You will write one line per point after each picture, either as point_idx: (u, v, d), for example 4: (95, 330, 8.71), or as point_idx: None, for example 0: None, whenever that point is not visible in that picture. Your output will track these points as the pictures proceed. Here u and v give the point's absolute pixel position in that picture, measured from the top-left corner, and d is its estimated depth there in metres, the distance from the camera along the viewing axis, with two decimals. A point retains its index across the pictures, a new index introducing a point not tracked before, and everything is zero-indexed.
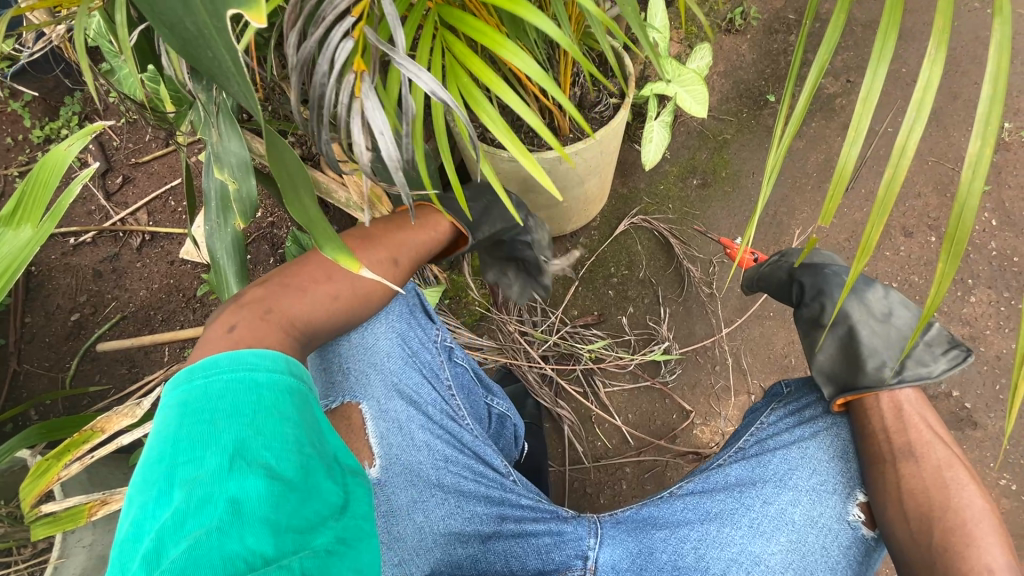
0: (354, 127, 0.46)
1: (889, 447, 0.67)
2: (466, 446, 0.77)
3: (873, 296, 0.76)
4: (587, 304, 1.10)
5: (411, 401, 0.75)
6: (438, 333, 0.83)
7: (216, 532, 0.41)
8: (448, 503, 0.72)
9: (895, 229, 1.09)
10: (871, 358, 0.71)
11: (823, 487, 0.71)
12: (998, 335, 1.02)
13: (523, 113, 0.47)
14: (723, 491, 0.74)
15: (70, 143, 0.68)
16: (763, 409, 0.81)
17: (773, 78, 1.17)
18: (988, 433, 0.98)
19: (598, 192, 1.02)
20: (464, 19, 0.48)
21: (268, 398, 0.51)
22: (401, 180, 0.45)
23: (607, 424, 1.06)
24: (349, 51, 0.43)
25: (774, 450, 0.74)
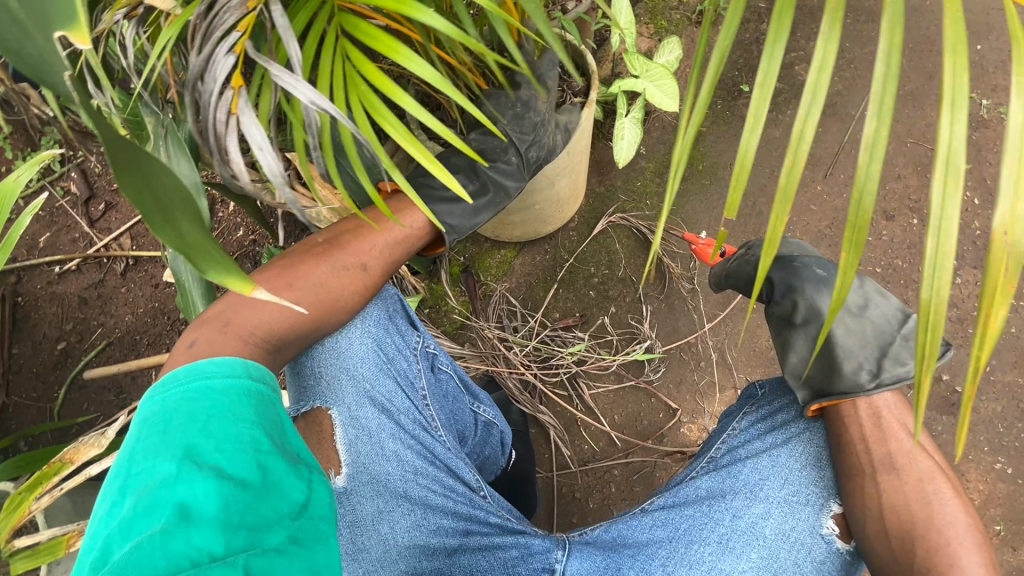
0: (232, 144, 0.46)
1: (869, 459, 0.66)
2: (437, 458, 0.74)
3: (848, 289, 0.74)
4: (568, 306, 1.09)
5: (383, 409, 0.73)
6: (419, 340, 0.81)
7: (159, 534, 0.39)
8: (414, 515, 0.70)
9: (877, 213, 1.07)
10: (845, 357, 0.70)
11: (795, 498, 0.70)
12: None
13: (422, 121, 0.47)
14: (692, 506, 0.73)
15: (20, 173, 0.67)
16: (736, 413, 0.80)
17: (746, 68, 1.16)
18: (981, 417, 0.96)
19: (570, 193, 1.01)
20: (363, 30, 0.48)
21: (225, 403, 0.51)
22: (284, 193, 0.45)
23: (593, 428, 1.04)
24: (229, 67, 0.44)
25: (744, 460, 0.73)
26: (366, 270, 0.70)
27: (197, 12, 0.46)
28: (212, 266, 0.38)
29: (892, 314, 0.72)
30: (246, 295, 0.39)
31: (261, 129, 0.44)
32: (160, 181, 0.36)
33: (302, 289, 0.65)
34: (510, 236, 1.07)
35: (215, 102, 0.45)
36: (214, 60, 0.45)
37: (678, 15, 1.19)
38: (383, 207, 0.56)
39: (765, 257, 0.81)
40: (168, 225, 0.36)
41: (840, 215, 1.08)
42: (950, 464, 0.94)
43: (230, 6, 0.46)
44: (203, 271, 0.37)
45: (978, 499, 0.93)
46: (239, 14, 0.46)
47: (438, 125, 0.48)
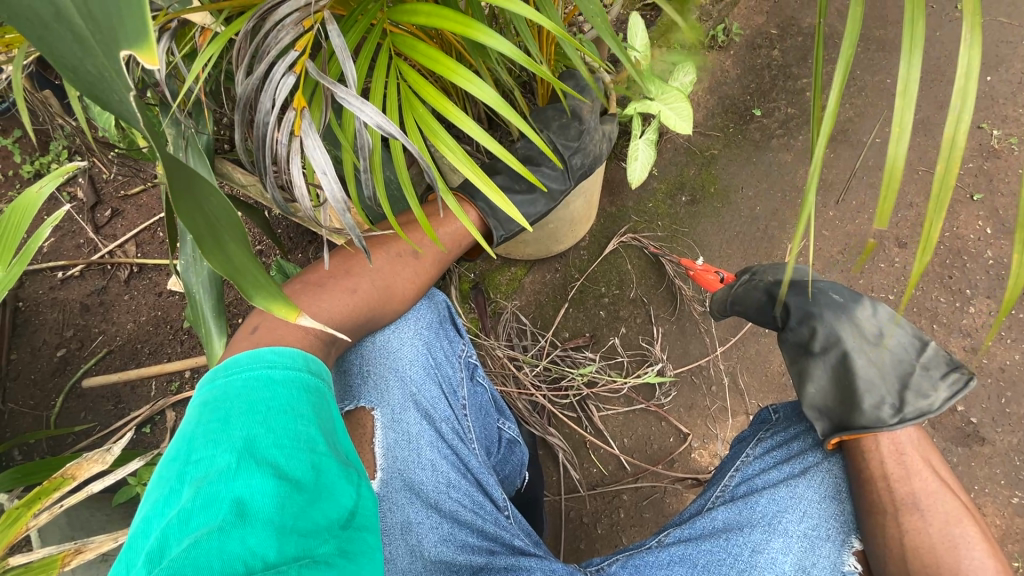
0: (294, 166, 0.45)
1: (891, 497, 0.64)
2: (469, 472, 0.72)
3: (863, 315, 0.74)
4: (578, 326, 1.08)
5: (426, 415, 0.72)
6: (464, 348, 0.80)
7: (216, 532, 0.39)
8: (441, 528, 0.68)
9: (889, 240, 1.07)
10: (864, 388, 0.69)
11: (815, 533, 0.68)
12: (1001, 346, 0.98)
13: (482, 141, 0.46)
14: (709, 540, 0.70)
15: (42, 183, 0.67)
16: (749, 439, 0.78)
17: (757, 93, 1.17)
18: (996, 449, 0.94)
19: (585, 213, 1.01)
20: (419, 48, 0.47)
21: (284, 395, 0.51)
22: (349, 219, 0.44)
23: (602, 451, 1.02)
24: (289, 87, 0.43)
25: (762, 491, 0.70)
26: (416, 256, 0.73)
27: (244, 30, 0.45)
28: (258, 292, 0.38)
29: (910, 341, 0.72)
30: (290, 322, 0.39)
31: (325, 152, 0.43)
32: (213, 204, 0.34)
33: (359, 277, 0.68)
34: (522, 254, 1.06)
35: (273, 125, 0.44)
36: (270, 80, 0.43)
37: (690, 39, 1.20)
38: (428, 226, 0.54)
39: (779, 284, 0.80)
40: (217, 250, 0.34)
41: (852, 241, 1.09)
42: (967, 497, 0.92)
43: (286, 24, 0.44)
44: (251, 297, 0.37)
45: (997, 534, 0.91)
46: (294, 32, 0.44)
47: (499, 148, 0.47)
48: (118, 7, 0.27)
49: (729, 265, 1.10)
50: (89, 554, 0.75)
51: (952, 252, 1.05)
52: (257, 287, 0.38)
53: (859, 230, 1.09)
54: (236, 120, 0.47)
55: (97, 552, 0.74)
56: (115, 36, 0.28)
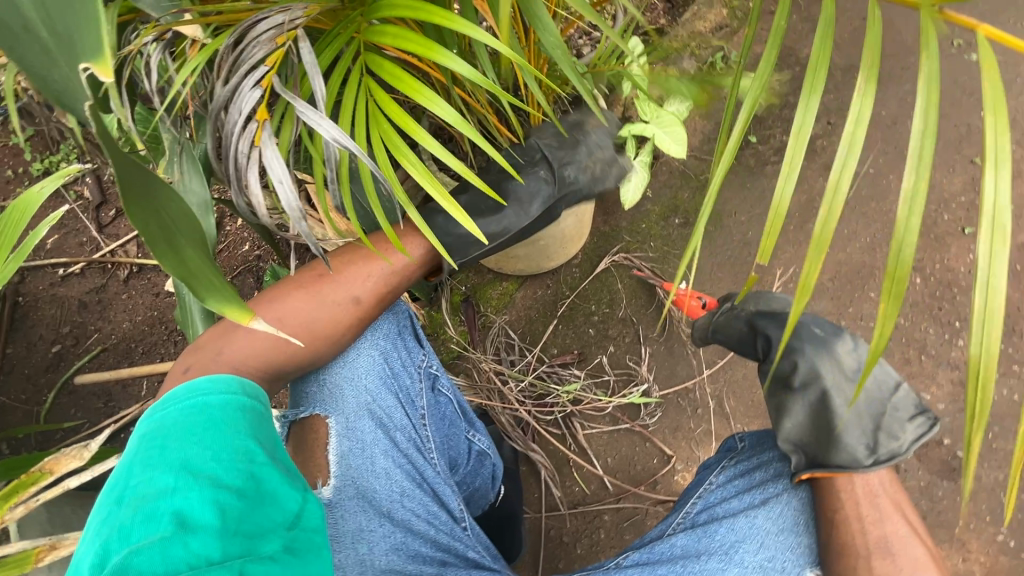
0: (253, 176, 0.46)
1: (864, 541, 0.64)
2: (425, 482, 0.73)
3: (844, 350, 0.74)
4: (566, 342, 1.08)
5: (381, 423, 0.72)
6: (424, 358, 0.80)
7: (158, 543, 0.40)
8: (393, 537, 0.67)
9: (880, 270, 1.08)
10: (843, 427, 0.69)
11: (771, 564, 0.66)
12: (989, 381, 0.98)
13: (442, 160, 0.47)
14: (666, 566, 0.67)
15: (45, 184, 0.69)
16: (713, 467, 0.76)
17: (754, 120, 1.18)
18: (983, 485, 0.93)
19: (576, 232, 1.02)
20: (389, 67, 0.49)
21: (221, 416, 0.51)
22: (304, 227, 0.45)
23: (585, 470, 1.02)
24: (255, 100, 0.45)
25: (721, 519, 0.68)
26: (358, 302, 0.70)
27: (225, 44, 0.48)
28: (213, 295, 0.37)
29: (887, 380, 0.71)
30: (243, 325, 0.38)
31: (283, 162, 0.44)
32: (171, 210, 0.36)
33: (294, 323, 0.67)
34: (513, 269, 1.07)
35: (238, 133, 0.46)
36: (240, 93, 0.46)
37: (690, 64, 1.22)
38: (395, 238, 0.54)
39: (760, 314, 0.81)
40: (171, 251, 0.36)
41: (843, 269, 1.09)
42: (951, 533, 0.91)
43: (261, 40, 0.46)
44: (203, 300, 0.36)
45: (980, 571, 0.90)
46: (268, 48, 0.46)
47: (461, 167, 0.48)
48: (74, 21, 0.32)
49: (719, 289, 1.11)
50: (63, 551, 0.75)
51: (942, 284, 1.05)
52: (210, 289, 0.37)
53: (850, 258, 1.09)
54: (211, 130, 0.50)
55: (71, 549, 0.75)
56: (73, 48, 0.33)
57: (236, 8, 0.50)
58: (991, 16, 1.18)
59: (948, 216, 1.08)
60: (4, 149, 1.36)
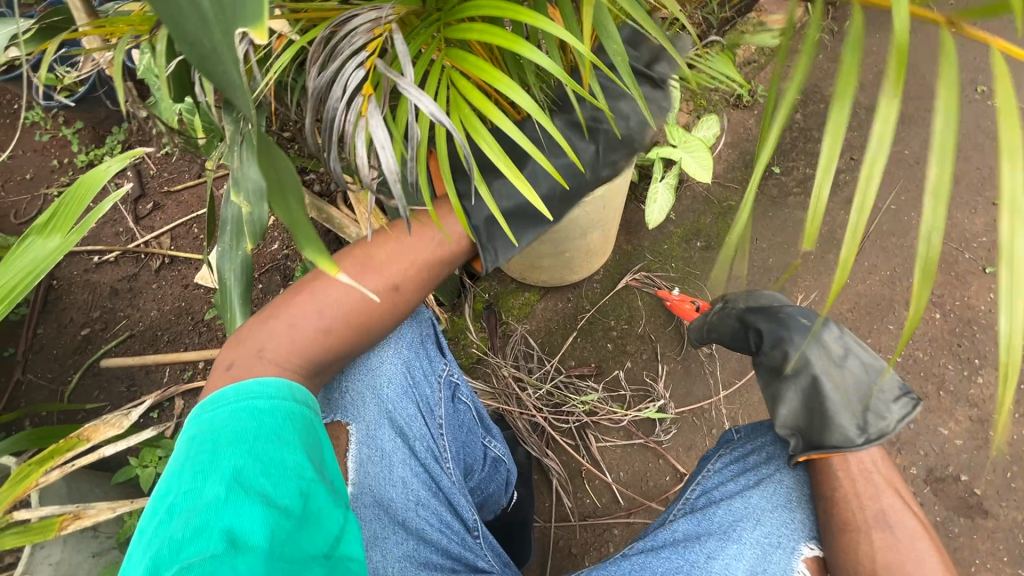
0: (359, 143, 0.49)
1: (863, 514, 0.64)
2: (440, 490, 0.73)
3: (829, 338, 0.74)
4: (584, 355, 1.10)
5: (400, 432, 0.72)
6: (445, 367, 0.80)
7: (210, 559, 0.42)
8: (408, 544, 0.67)
9: (899, 304, 1.08)
10: (835, 409, 0.69)
11: (768, 541, 0.67)
12: (1008, 420, 0.98)
13: (516, 140, 0.50)
14: (668, 549, 0.68)
15: (110, 163, 0.73)
16: (711, 456, 0.78)
17: (778, 152, 1.22)
18: (1000, 524, 0.92)
19: (601, 245, 1.04)
20: (470, 58, 0.52)
21: (269, 424, 0.53)
22: (398, 192, 0.48)
23: (597, 482, 1.02)
24: (359, 78, 0.48)
25: (719, 502, 0.71)
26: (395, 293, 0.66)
27: (320, 37, 0.52)
28: (308, 244, 0.36)
29: (871, 365, 0.73)
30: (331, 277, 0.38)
31: (385, 128, 0.47)
32: (282, 167, 0.34)
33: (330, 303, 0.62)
34: (537, 279, 1.10)
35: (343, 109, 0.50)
36: (345, 73, 0.49)
37: (717, 96, 1.27)
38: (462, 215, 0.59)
39: (750, 309, 0.82)
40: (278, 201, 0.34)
41: (863, 301, 1.10)
42: (967, 570, 0.90)
43: (359, 32, 0.51)
44: (302, 250, 0.36)
45: None
46: (367, 38, 0.51)
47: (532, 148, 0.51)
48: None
49: None
50: (86, 521, 0.77)
51: (962, 322, 1.06)
52: (309, 240, 0.36)
53: (870, 290, 1.10)
54: (310, 110, 0.54)
55: (95, 520, 0.76)
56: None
57: (326, 8, 0.55)
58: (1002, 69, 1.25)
59: (969, 255, 1.10)
60: (54, 140, 1.43)
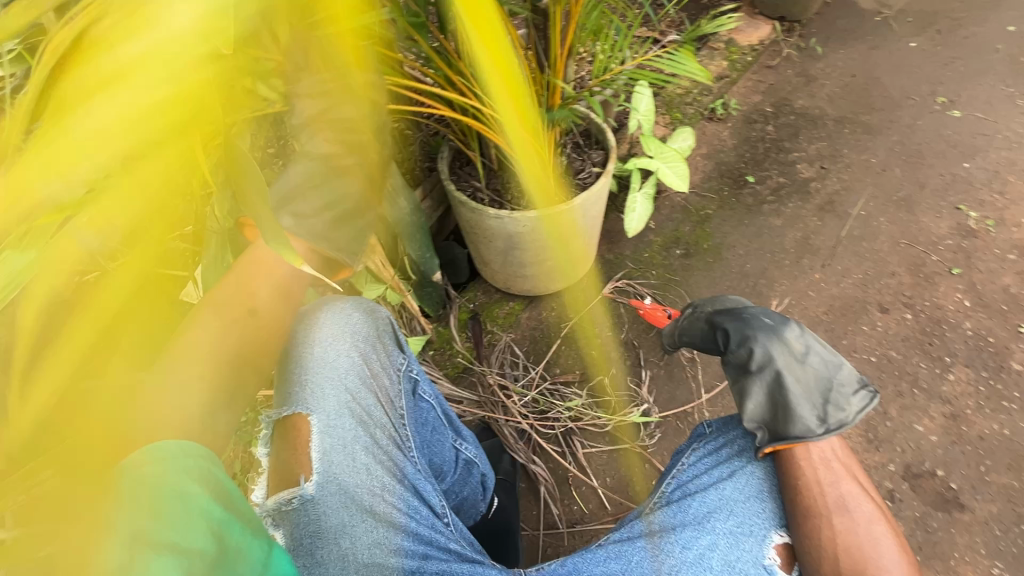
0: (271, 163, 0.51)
1: (825, 501, 0.67)
2: (406, 477, 0.71)
3: (792, 337, 0.80)
4: (569, 362, 1.11)
5: (360, 420, 0.71)
6: (403, 363, 0.81)
7: None
8: (376, 531, 0.65)
9: (872, 305, 1.12)
10: (796, 401, 0.74)
11: (740, 529, 0.69)
12: (979, 415, 1.01)
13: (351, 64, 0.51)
14: (644, 541, 0.69)
15: None
16: (684, 449, 0.78)
17: (751, 162, 1.28)
18: (976, 518, 0.94)
19: (582, 253, 1.07)
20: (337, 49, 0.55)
21: (157, 483, 0.39)
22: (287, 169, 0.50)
23: (584, 488, 1.03)
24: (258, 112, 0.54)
25: (694, 494, 0.72)
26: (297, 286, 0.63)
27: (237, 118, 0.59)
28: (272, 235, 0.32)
29: (830, 360, 0.78)
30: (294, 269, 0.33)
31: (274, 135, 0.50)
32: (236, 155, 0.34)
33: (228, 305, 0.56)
34: (521, 288, 1.11)
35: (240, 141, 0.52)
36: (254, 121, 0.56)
37: (691, 111, 1.33)
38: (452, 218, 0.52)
39: (718, 313, 0.87)
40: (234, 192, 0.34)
41: (838, 303, 1.13)
42: (948, 564, 0.91)
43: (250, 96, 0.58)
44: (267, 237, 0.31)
45: None
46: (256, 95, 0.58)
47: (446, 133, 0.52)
48: None
49: None
50: None
51: (932, 321, 1.10)
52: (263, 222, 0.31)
53: (844, 292, 1.13)
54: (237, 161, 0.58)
55: None
56: None
57: None
58: (951, 86, 1.36)
59: (935, 257, 1.15)
60: None
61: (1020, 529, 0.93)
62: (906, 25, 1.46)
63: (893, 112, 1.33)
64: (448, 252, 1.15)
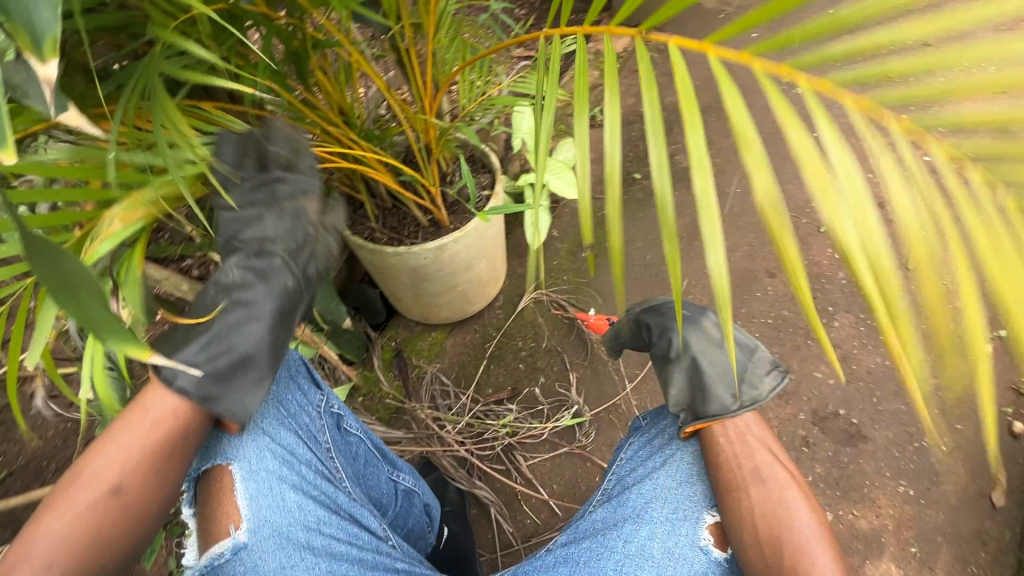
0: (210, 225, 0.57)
1: (741, 472, 0.68)
2: (339, 508, 0.74)
3: (708, 324, 0.80)
4: (499, 381, 1.13)
5: (286, 459, 0.70)
6: (323, 400, 0.81)
7: None
8: (319, 567, 0.66)
9: (761, 272, 1.22)
10: (712, 381, 0.74)
11: (675, 515, 0.73)
12: (865, 352, 1.12)
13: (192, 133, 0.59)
14: (588, 538, 0.75)
15: None
16: (622, 444, 0.84)
17: (635, 160, 1.37)
18: (878, 445, 1.04)
19: (490, 274, 1.10)
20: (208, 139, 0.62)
21: None
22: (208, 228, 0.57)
23: (533, 500, 1.04)
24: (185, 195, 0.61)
25: (631, 487, 0.76)
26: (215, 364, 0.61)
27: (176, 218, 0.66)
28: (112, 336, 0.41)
29: (745, 343, 0.79)
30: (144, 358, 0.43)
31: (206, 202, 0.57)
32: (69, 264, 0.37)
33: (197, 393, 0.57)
34: (439, 318, 1.13)
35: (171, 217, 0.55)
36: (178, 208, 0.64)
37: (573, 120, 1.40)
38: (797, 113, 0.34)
39: (643, 310, 0.87)
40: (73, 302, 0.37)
41: (731, 276, 1.22)
42: (861, 493, 1.01)
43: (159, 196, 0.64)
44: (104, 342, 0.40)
45: (892, 524, 0.98)
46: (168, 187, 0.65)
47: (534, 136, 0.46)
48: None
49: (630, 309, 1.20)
50: None
51: (814, 276, 1.21)
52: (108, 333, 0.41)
53: (735, 266, 1.23)
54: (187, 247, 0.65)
55: None
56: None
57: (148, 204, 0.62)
58: None
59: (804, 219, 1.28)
60: None
61: (915, 446, 1.03)
62: None
63: None
64: (362, 294, 1.14)
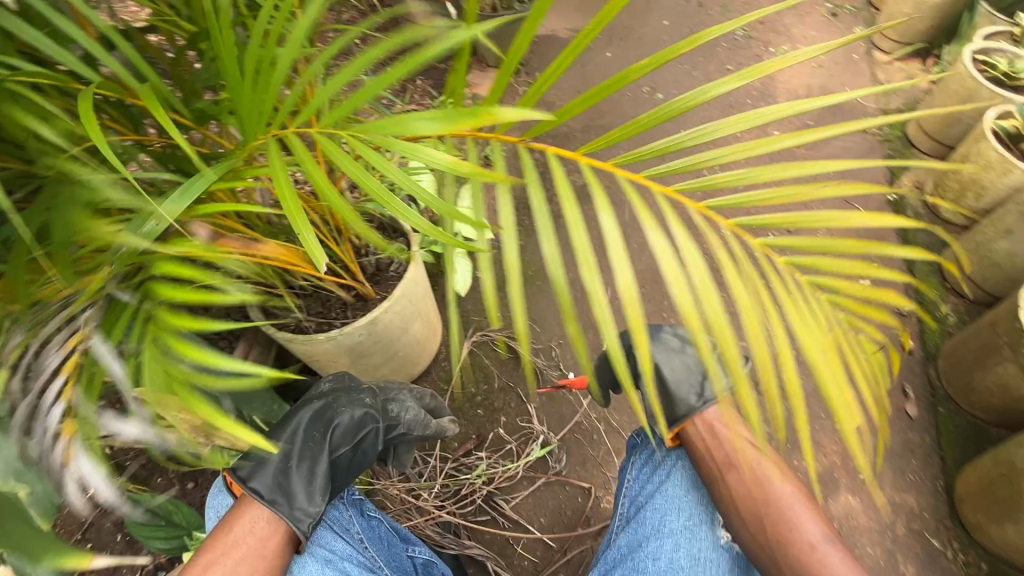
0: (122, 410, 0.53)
1: (715, 464, 0.75)
2: None
3: (667, 336, 0.87)
4: (463, 432, 1.13)
5: (326, 561, 0.76)
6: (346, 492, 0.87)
7: None
8: None
9: None
10: (676, 385, 0.81)
11: (692, 521, 0.77)
12: None
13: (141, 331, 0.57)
14: (620, 566, 0.78)
15: None
16: (625, 465, 0.88)
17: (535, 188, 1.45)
18: (807, 391, 1.16)
19: (428, 332, 1.11)
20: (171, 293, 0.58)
21: None
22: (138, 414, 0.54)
23: (525, 540, 1.05)
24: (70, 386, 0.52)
25: (646, 504, 0.80)
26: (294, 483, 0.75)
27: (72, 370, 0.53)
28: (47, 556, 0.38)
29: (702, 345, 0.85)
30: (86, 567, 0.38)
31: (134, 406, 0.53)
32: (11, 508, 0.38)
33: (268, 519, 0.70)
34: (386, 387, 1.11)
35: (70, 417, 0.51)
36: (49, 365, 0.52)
37: None
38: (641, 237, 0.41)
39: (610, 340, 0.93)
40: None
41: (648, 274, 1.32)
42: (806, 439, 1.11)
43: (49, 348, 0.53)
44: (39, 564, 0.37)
45: (839, 458, 1.09)
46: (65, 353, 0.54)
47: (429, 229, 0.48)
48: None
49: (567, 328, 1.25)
50: None
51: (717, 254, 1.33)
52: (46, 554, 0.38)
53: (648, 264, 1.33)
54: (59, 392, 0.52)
55: None
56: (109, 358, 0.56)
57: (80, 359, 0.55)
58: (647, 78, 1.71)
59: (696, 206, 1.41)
60: None
61: None
62: (598, 41, 1.80)
63: (618, 111, 1.63)
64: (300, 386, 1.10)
